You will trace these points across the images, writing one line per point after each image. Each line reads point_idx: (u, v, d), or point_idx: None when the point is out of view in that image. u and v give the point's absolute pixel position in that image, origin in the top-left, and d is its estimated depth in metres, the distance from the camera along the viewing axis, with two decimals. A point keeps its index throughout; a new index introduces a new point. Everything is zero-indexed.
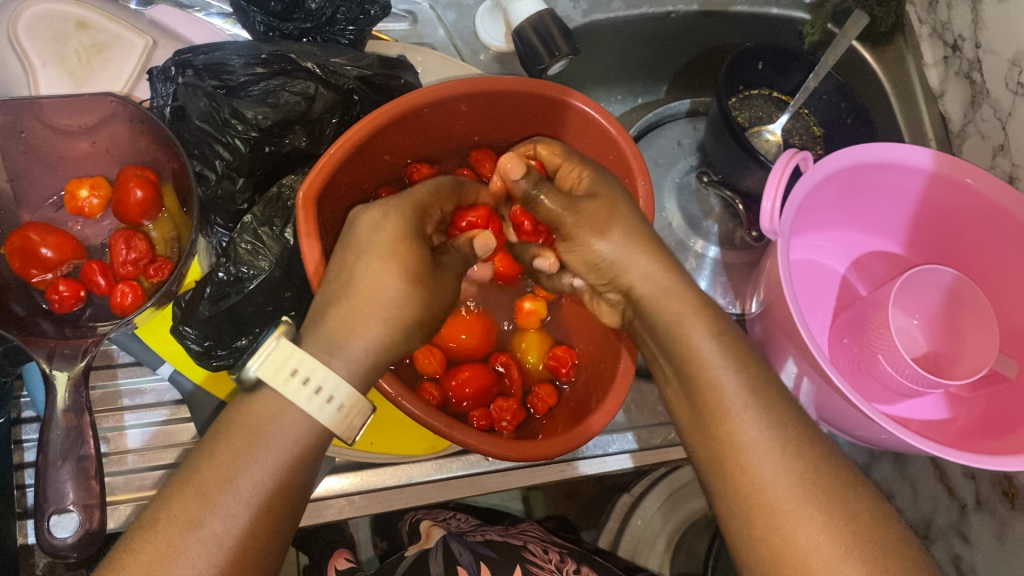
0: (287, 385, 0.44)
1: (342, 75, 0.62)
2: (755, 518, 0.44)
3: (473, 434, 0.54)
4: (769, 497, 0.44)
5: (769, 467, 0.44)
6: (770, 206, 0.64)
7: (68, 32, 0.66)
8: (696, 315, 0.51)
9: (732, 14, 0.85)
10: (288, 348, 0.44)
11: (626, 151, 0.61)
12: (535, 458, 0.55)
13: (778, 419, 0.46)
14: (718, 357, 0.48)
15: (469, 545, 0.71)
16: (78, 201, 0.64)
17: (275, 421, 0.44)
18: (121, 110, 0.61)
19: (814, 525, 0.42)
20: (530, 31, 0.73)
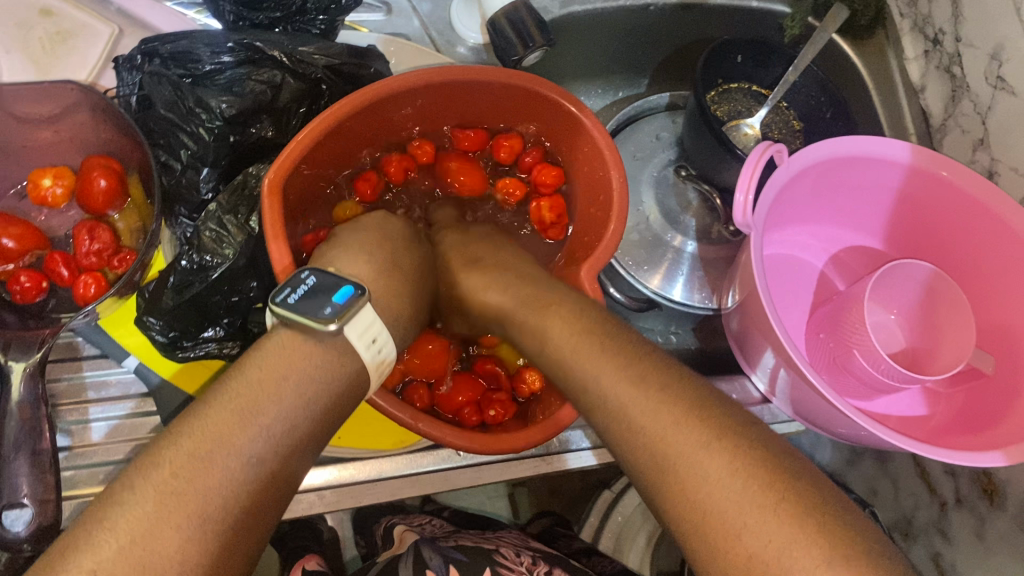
0: (365, 343, 0.48)
1: (309, 64, 0.62)
2: (681, 517, 0.42)
3: (440, 425, 0.54)
4: (685, 491, 0.42)
5: (680, 460, 0.42)
6: (743, 199, 0.64)
7: (32, 20, 0.65)
8: (595, 342, 0.49)
9: (711, 6, 0.84)
10: (366, 309, 0.48)
11: (600, 142, 0.61)
12: (506, 447, 0.54)
13: (653, 382, 0.46)
14: (615, 378, 0.47)
15: (441, 550, 0.71)
16: (41, 190, 0.63)
17: (301, 362, 0.46)
18: (83, 99, 0.60)
19: (736, 500, 0.40)
20: (505, 23, 0.72)
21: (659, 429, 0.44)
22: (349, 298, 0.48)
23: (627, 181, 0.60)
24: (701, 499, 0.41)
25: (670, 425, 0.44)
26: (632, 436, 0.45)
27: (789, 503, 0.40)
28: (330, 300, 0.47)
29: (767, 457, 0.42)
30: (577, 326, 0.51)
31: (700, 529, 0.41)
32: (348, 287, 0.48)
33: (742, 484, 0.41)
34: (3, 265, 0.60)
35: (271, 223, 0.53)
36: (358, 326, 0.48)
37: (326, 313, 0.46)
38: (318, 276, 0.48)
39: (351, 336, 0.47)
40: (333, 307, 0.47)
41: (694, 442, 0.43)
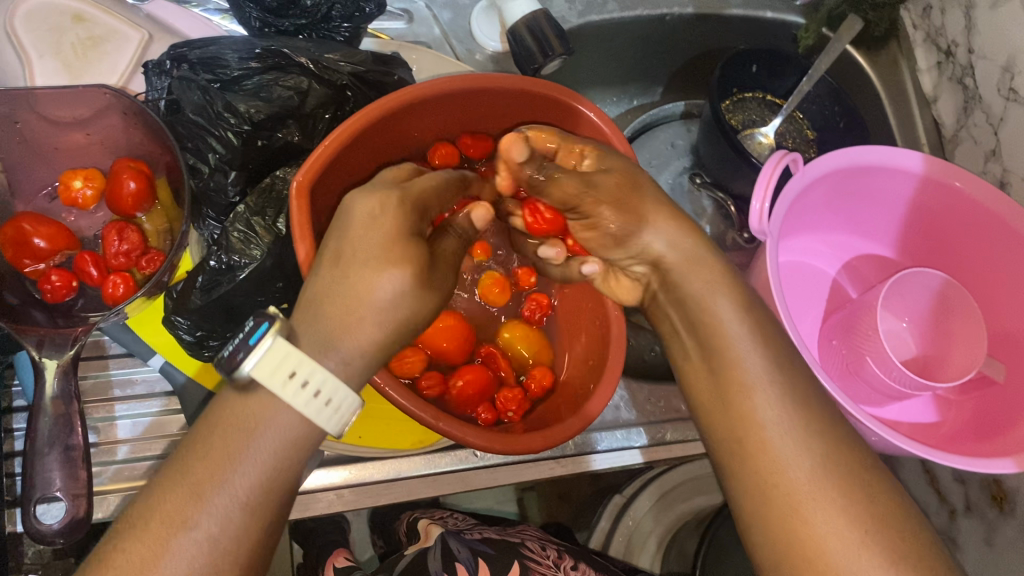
0: (285, 386, 0.42)
1: (336, 71, 0.63)
2: (740, 448, 0.47)
3: (460, 425, 0.54)
4: (757, 429, 0.47)
5: (767, 404, 0.47)
6: (759, 207, 0.65)
7: (65, 25, 0.66)
8: (720, 286, 0.53)
9: (727, 17, 0.86)
10: (283, 346, 0.42)
11: (620, 151, 0.62)
12: (530, 449, 0.55)
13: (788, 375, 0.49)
14: (736, 317, 0.51)
15: (466, 542, 0.72)
16: (72, 192, 0.64)
17: (260, 416, 0.43)
18: (114, 103, 0.61)
19: (798, 453, 0.46)
20: (525, 31, 0.73)
21: (776, 418, 0.47)
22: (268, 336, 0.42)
23: None
24: (799, 490, 0.45)
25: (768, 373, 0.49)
26: (729, 364, 0.50)
27: (839, 472, 0.45)
28: (241, 340, 0.42)
29: (838, 431, 0.47)
30: (703, 266, 0.54)
31: (755, 461, 0.47)
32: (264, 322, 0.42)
33: (809, 445, 0.46)
34: (35, 265, 0.62)
35: (297, 224, 0.54)
36: (273, 365, 0.42)
37: (233, 357, 0.42)
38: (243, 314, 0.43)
39: (260, 378, 0.41)
40: (241, 349, 0.42)
41: (809, 442, 0.46)
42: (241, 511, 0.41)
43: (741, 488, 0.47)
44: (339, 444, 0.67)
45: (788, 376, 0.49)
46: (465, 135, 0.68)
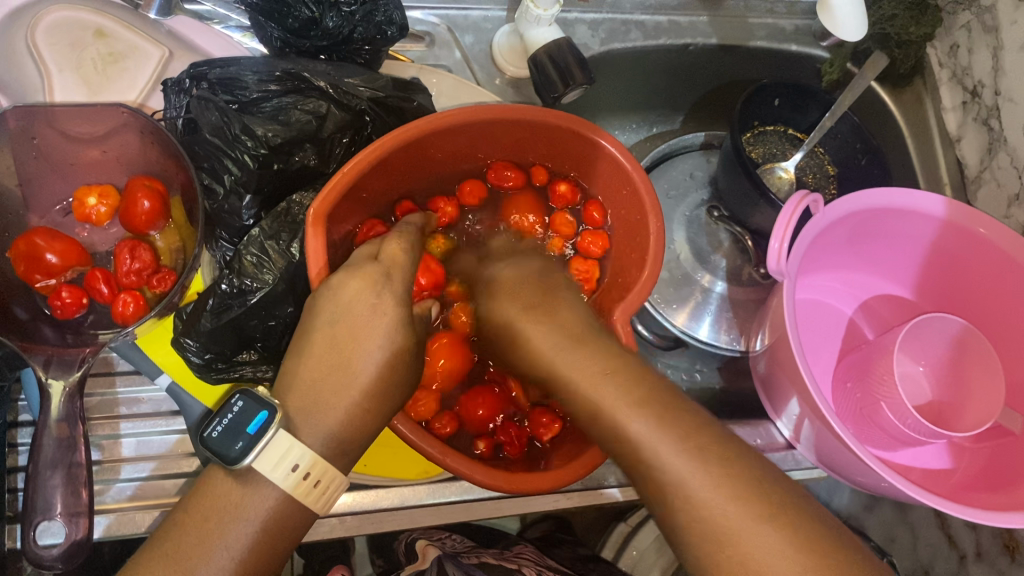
0: (281, 473, 0.48)
1: (354, 96, 0.63)
2: (697, 538, 0.45)
3: (465, 462, 0.54)
4: (679, 492, 0.46)
5: (704, 488, 0.45)
6: (778, 246, 0.64)
7: (86, 40, 0.66)
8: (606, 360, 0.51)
9: (751, 49, 0.86)
10: (284, 439, 0.48)
11: (641, 190, 0.61)
12: (533, 490, 0.55)
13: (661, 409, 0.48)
14: (620, 398, 0.49)
15: (462, 566, 0.71)
16: (86, 208, 0.64)
17: (246, 498, 0.48)
18: (132, 121, 0.61)
19: (752, 532, 0.43)
20: (546, 60, 0.72)
21: (666, 451, 0.46)
22: (264, 426, 0.48)
23: (665, 231, 0.60)
24: (707, 522, 0.44)
25: (690, 453, 0.46)
26: (627, 439, 0.48)
27: (767, 503, 0.44)
28: (242, 431, 0.47)
29: (746, 468, 0.46)
30: (598, 363, 0.51)
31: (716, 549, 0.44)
32: (265, 414, 0.48)
33: (703, 469, 0.45)
34: (47, 280, 0.61)
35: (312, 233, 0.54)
36: (270, 458, 0.48)
37: (238, 448, 0.47)
38: (246, 401, 0.48)
39: (265, 471, 0.48)
40: (246, 441, 0.47)
41: (702, 468, 0.45)
42: None
43: (668, 532, 0.47)
44: None
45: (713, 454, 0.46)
46: (498, 167, 0.68)
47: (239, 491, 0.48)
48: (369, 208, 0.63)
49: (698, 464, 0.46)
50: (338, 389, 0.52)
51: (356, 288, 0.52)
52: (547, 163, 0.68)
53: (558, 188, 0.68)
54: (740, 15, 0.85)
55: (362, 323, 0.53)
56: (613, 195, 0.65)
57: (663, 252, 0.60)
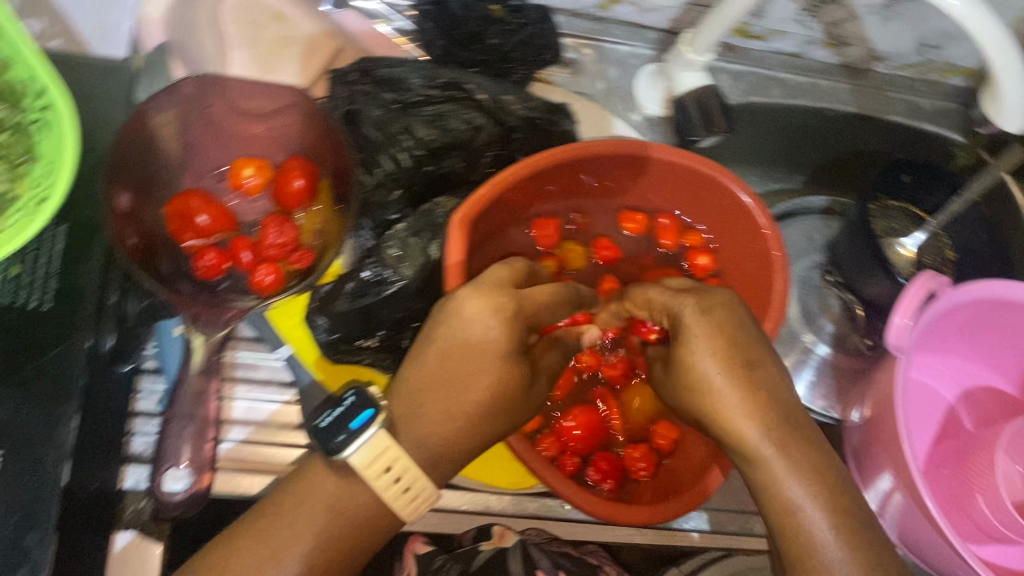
0: (378, 472, 0.49)
1: (509, 113, 0.65)
2: (793, 565, 0.49)
3: (568, 484, 0.56)
4: (819, 559, 0.47)
5: (822, 529, 0.48)
6: (899, 323, 0.65)
7: (265, 22, 0.70)
8: (756, 401, 0.52)
9: (887, 122, 0.86)
10: (384, 439, 0.49)
11: (772, 245, 0.63)
12: (624, 521, 0.56)
13: (832, 493, 0.49)
14: (806, 483, 0.49)
15: (549, 554, 0.65)
16: (241, 179, 0.67)
17: (340, 490, 0.51)
18: (299, 103, 0.65)
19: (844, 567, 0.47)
20: (692, 103, 0.74)
21: (824, 524, 0.48)
22: (368, 422, 0.49)
23: (789, 288, 0.63)
24: None
25: (847, 540, 0.47)
26: (778, 495, 0.50)
27: None
28: (344, 425, 0.49)
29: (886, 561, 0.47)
30: (768, 412, 0.51)
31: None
32: (369, 411, 0.49)
33: (862, 561, 0.47)
34: (195, 241, 0.65)
35: (453, 250, 0.57)
36: (369, 454, 0.49)
37: (339, 440, 0.48)
38: (357, 397, 0.50)
39: (361, 467, 0.48)
40: (347, 434, 0.48)
41: (855, 555, 0.47)
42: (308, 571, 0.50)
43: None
44: None
45: (847, 509, 0.49)
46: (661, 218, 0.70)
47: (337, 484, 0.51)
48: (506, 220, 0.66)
49: (857, 552, 0.47)
50: (444, 413, 0.53)
51: (476, 308, 0.53)
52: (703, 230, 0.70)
53: (696, 258, 0.69)
54: (881, 88, 0.86)
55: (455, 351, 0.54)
56: (744, 269, 0.67)
57: (783, 313, 0.62)
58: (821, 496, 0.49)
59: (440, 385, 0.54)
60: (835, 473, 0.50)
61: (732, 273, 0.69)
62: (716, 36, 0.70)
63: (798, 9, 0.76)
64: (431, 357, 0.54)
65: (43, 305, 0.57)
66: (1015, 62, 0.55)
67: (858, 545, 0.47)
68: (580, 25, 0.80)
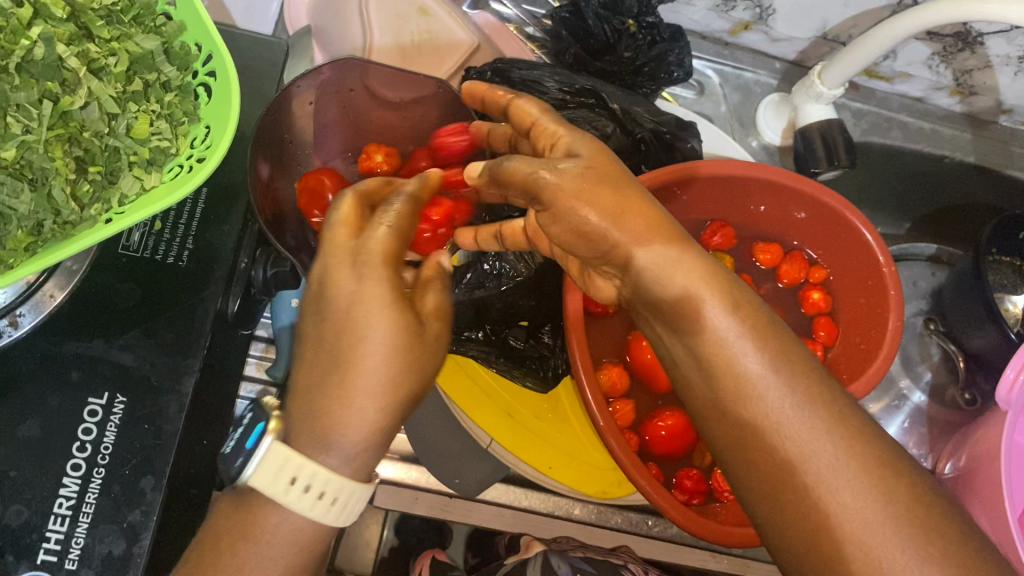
0: (284, 492, 0.40)
1: (638, 124, 0.67)
2: (747, 436, 0.40)
3: (659, 491, 0.56)
4: (774, 426, 0.39)
5: (806, 431, 0.38)
6: (1012, 376, 0.64)
7: (410, 15, 0.71)
8: (670, 238, 0.45)
9: (1006, 176, 0.86)
10: (280, 451, 0.40)
11: (888, 283, 0.63)
12: (700, 535, 0.57)
13: (778, 342, 0.41)
14: (738, 325, 0.41)
15: (568, 559, 0.64)
16: (372, 163, 0.68)
17: (248, 524, 0.41)
18: (436, 95, 0.66)
19: (857, 503, 0.36)
20: (816, 134, 0.74)
21: (780, 377, 0.39)
22: (260, 438, 0.41)
23: (903, 329, 0.62)
24: (806, 480, 0.37)
25: (808, 399, 0.39)
26: (717, 348, 0.41)
27: (923, 517, 0.35)
28: (239, 446, 0.41)
29: (860, 422, 0.38)
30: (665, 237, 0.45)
31: (759, 443, 0.39)
32: (263, 421, 0.42)
33: (830, 429, 0.38)
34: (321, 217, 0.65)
35: None
36: (267, 474, 0.40)
37: (238, 464, 0.41)
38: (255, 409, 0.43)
39: (261, 484, 0.40)
40: (243, 456, 0.41)
41: (821, 413, 0.38)
42: None
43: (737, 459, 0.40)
44: (524, 465, 0.67)
45: (799, 358, 0.40)
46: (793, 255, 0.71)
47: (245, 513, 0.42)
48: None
49: (821, 408, 0.38)
50: (338, 399, 0.42)
51: (343, 276, 0.44)
52: (828, 267, 0.71)
53: (810, 294, 0.70)
54: (1005, 142, 0.85)
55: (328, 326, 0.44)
56: (859, 310, 0.67)
57: (896, 353, 0.62)
58: (766, 343, 0.41)
59: (316, 376, 0.43)
60: (770, 316, 0.42)
61: (847, 318, 0.69)
62: (850, 71, 0.69)
63: (931, 54, 0.76)
64: (313, 337, 0.44)
65: (178, 261, 0.58)
66: None
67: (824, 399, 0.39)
68: (708, 49, 0.81)
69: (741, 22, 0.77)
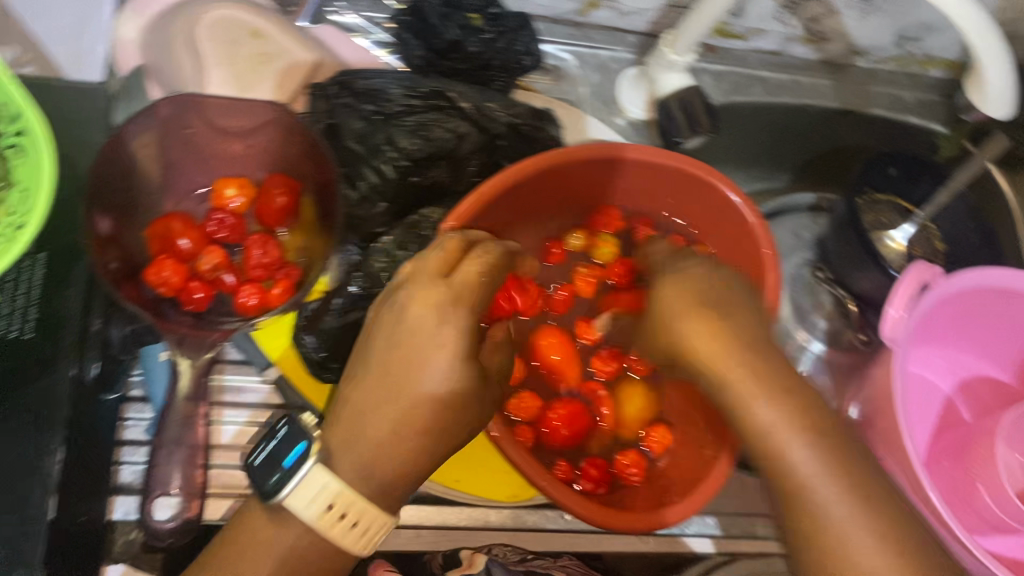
0: (313, 510, 0.50)
1: (492, 120, 0.65)
2: (792, 505, 0.48)
3: (561, 490, 0.56)
4: (814, 496, 0.47)
5: (833, 500, 0.47)
6: (896, 314, 0.66)
7: (242, 39, 0.69)
8: (714, 322, 0.51)
9: (869, 115, 0.87)
10: (319, 478, 0.50)
11: (759, 238, 0.63)
12: (618, 527, 0.56)
13: (808, 425, 0.48)
14: (788, 424, 0.48)
15: None
16: (223, 200, 0.66)
17: (280, 534, 0.52)
18: (279, 118, 0.64)
19: (869, 552, 0.45)
20: (674, 103, 0.74)
21: (806, 455, 0.48)
22: (301, 457, 0.51)
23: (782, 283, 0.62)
24: (831, 535, 0.46)
25: (831, 471, 0.47)
26: (769, 439, 0.48)
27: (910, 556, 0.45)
28: (279, 466, 0.50)
29: (869, 484, 0.48)
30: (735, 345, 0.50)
31: (798, 507, 0.48)
32: (303, 446, 0.52)
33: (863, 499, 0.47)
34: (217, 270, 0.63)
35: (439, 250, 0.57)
36: (304, 495, 0.50)
37: (274, 481, 0.50)
38: (290, 427, 0.52)
39: (315, 518, 0.50)
40: (280, 474, 0.50)
41: (836, 481, 0.47)
42: None
43: (791, 526, 0.49)
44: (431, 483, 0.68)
45: (818, 434, 0.48)
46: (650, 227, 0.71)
47: (266, 520, 0.52)
48: (520, 217, 0.67)
49: (834, 477, 0.47)
50: (386, 437, 0.53)
51: (428, 307, 0.53)
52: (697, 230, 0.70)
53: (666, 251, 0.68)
54: (863, 82, 0.86)
55: (402, 362, 0.53)
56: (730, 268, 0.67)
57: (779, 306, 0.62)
58: (791, 425, 0.48)
59: (382, 405, 0.53)
60: (800, 392, 0.50)
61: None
62: (698, 35, 0.69)
63: (777, 7, 0.77)
64: (382, 363, 0.53)
65: (22, 333, 0.54)
66: (998, 51, 0.55)
67: (834, 466, 0.48)
68: (560, 32, 0.80)
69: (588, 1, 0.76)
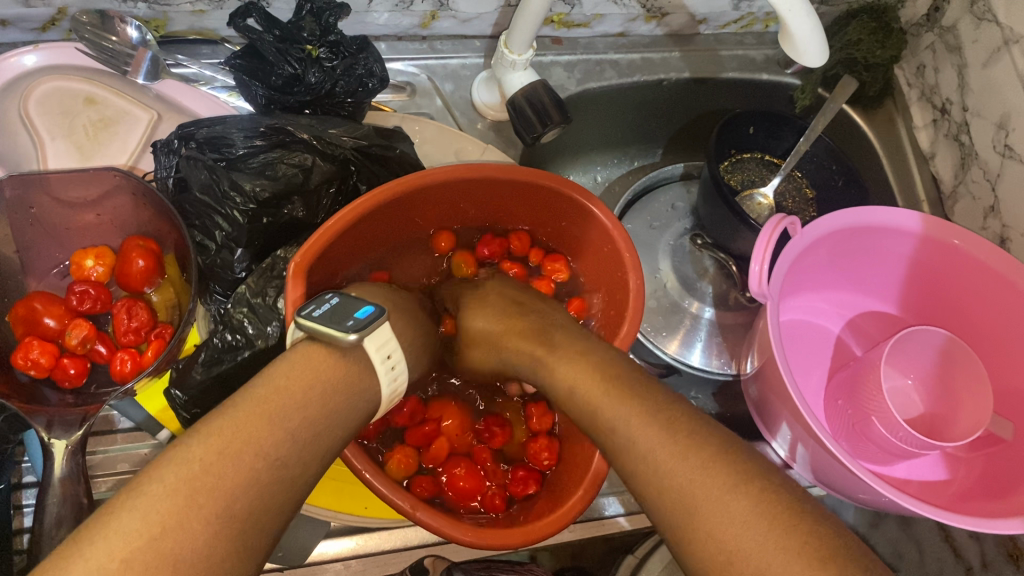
0: (381, 360, 0.50)
1: (338, 146, 0.65)
2: (641, 484, 0.46)
3: (438, 515, 0.53)
4: (653, 461, 0.45)
5: (665, 457, 0.45)
6: (758, 269, 0.65)
7: (77, 108, 0.70)
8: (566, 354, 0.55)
9: (723, 80, 0.89)
10: (386, 330, 0.50)
11: (619, 242, 0.63)
12: (512, 542, 0.54)
13: (641, 403, 0.48)
14: (627, 412, 0.48)
15: None
16: (85, 271, 0.66)
17: (338, 382, 0.47)
18: (123, 184, 0.64)
19: (711, 493, 0.42)
20: (524, 102, 0.74)
21: (641, 425, 0.47)
22: (371, 315, 0.49)
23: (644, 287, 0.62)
24: (678, 487, 0.43)
25: (666, 433, 0.46)
26: (610, 430, 0.48)
27: (758, 488, 0.41)
28: (353, 317, 0.48)
29: (717, 438, 0.45)
30: (584, 362, 0.53)
31: (645, 480, 0.45)
32: (369, 307, 0.49)
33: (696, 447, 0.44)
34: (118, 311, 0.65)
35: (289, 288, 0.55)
36: (378, 340, 0.49)
37: (348, 324, 0.48)
38: (342, 299, 0.50)
39: (370, 351, 0.49)
40: (355, 321, 0.48)
41: (665, 436, 0.45)
42: (270, 473, 0.41)
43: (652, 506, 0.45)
44: (342, 515, 0.67)
45: (651, 405, 0.48)
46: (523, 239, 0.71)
47: (334, 363, 0.47)
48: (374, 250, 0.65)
49: (669, 434, 0.46)
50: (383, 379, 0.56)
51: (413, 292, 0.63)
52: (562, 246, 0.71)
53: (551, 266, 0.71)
54: (711, 48, 0.88)
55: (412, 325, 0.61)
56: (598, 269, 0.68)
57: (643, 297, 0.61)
58: (621, 403, 0.49)
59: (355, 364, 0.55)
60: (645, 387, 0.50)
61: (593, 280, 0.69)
62: (531, 31, 0.70)
63: None
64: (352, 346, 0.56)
65: None
66: None
67: (674, 428, 0.46)
68: (407, 48, 0.82)
69: (426, 13, 0.77)
